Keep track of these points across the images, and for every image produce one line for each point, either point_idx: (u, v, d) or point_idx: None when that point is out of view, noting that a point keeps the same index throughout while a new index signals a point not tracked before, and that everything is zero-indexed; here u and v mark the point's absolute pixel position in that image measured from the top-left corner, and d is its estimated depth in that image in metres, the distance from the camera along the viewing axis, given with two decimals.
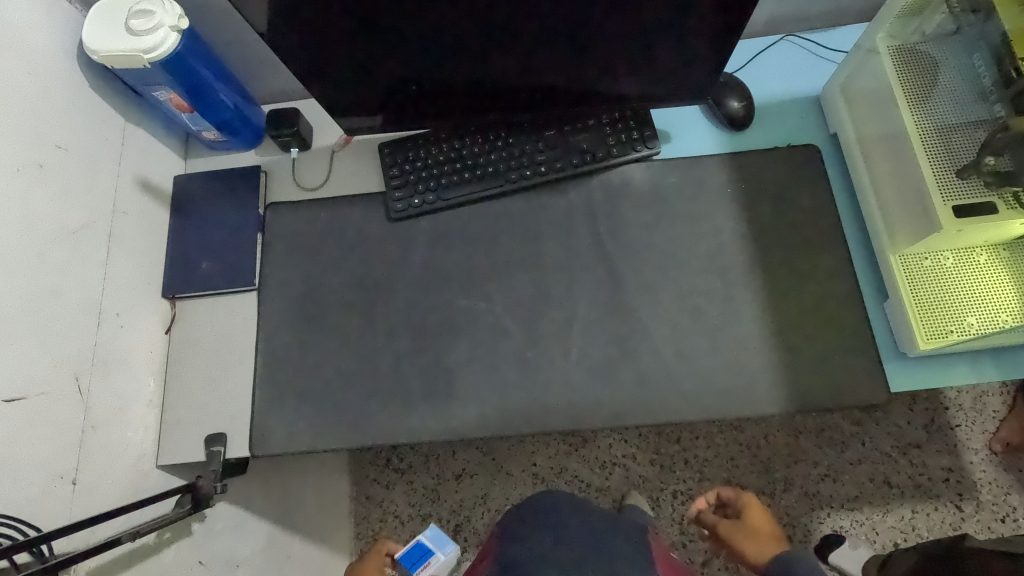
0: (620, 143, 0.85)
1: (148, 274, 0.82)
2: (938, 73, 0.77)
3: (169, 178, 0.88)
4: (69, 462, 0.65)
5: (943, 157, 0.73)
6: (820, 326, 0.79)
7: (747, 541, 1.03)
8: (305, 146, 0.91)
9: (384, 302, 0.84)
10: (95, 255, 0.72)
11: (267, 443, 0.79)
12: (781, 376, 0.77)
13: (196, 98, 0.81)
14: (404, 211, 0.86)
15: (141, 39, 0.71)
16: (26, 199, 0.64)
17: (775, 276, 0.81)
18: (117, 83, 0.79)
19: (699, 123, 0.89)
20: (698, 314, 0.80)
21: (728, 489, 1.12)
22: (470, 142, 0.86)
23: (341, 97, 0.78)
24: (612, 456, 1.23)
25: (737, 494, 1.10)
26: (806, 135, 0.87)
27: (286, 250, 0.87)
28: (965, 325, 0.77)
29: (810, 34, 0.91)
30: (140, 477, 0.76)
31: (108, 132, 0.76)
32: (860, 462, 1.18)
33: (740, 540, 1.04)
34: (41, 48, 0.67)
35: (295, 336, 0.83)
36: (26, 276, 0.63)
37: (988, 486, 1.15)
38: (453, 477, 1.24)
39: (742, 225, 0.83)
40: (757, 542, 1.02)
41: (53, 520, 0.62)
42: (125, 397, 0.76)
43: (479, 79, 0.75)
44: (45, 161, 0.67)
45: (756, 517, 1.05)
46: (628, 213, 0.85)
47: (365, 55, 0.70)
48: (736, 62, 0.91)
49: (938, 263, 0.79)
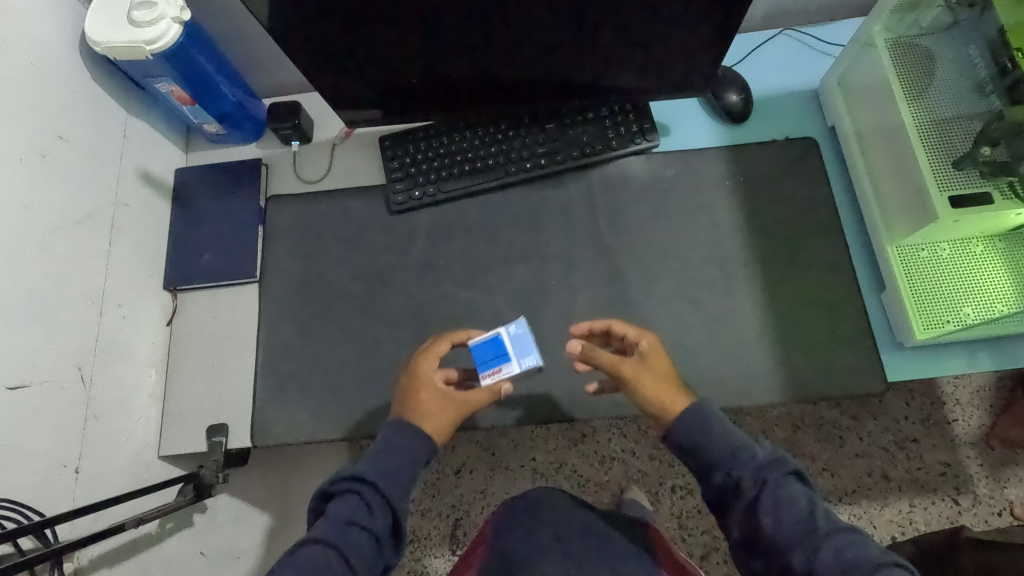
0: (620, 136, 0.86)
1: (150, 265, 0.82)
2: (936, 66, 0.78)
3: (170, 171, 0.89)
4: (72, 451, 0.66)
5: (940, 148, 0.74)
6: (817, 318, 0.79)
7: (650, 383, 0.66)
8: (305, 139, 0.91)
9: (384, 295, 0.85)
10: (97, 246, 0.73)
11: (268, 434, 0.80)
12: (779, 367, 0.78)
13: (197, 90, 0.81)
14: (404, 203, 0.87)
15: (143, 30, 0.71)
16: (28, 189, 0.64)
17: (774, 268, 0.82)
18: (119, 75, 0.79)
19: (697, 116, 0.90)
20: (697, 305, 0.81)
21: (622, 320, 0.72)
22: (470, 134, 0.87)
23: (342, 89, 0.78)
24: (611, 450, 1.24)
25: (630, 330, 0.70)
26: (804, 128, 0.88)
27: (287, 243, 0.87)
28: (961, 316, 0.77)
29: (808, 28, 0.92)
30: (142, 467, 0.76)
31: (110, 124, 0.77)
32: (858, 457, 1.19)
33: (645, 386, 0.66)
34: (44, 39, 0.68)
35: (296, 328, 0.84)
36: (28, 266, 0.63)
37: (984, 480, 1.16)
38: (453, 473, 1.24)
39: (741, 217, 0.84)
40: (660, 382, 0.66)
41: (56, 508, 0.63)
42: (127, 388, 0.76)
43: (479, 71, 0.75)
44: (48, 152, 0.67)
45: (658, 358, 0.67)
46: (627, 206, 0.86)
47: (366, 48, 0.70)
48: (735, 56, 0.91)
49: (935, 254, 0.80)
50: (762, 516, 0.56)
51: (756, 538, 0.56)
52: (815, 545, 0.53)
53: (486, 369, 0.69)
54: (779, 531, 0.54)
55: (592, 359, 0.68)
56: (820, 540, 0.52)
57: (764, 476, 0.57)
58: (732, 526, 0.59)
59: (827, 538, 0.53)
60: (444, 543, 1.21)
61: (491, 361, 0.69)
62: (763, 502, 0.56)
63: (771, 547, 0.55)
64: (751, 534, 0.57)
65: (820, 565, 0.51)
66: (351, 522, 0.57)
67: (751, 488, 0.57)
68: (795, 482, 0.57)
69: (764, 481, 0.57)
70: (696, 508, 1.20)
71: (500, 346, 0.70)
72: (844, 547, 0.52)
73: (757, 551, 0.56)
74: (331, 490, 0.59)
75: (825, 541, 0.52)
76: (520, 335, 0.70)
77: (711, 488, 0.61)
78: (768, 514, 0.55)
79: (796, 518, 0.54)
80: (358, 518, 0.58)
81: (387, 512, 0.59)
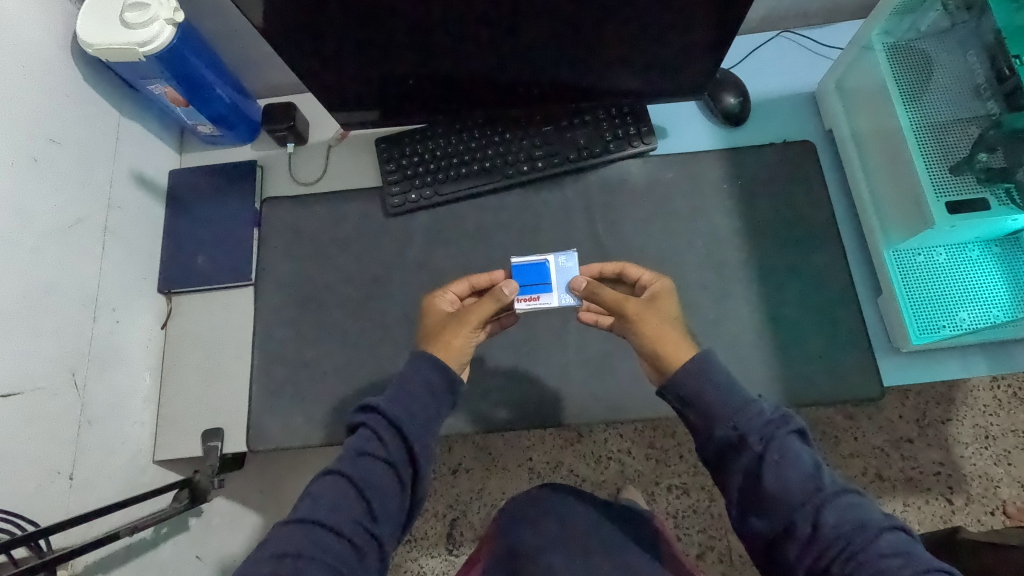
0: (617, 138, 0.85)
1: (143, 269, 0.82)
2: (933, 69, 0.77)
3: (164, 173, 0.88)
4: (66, 457, 0.65)
5: (937, 153, 0.74)
6: (814, 322, 0.79)
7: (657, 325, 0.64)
8: (301, 141, 0.91)
9: (380, 298, 0.84)
10: (90, 250, 0.72)
11: (263, 438, 0.79)
12: (775, 371, 0.78)
13: (191, 92, 0.80)
14: (401, 206, 0.86)
15: (137, 32, 0.70)
16: (20, 192, 0.63)
17: (770, 272, 0.82)
18: (112, 76, 0.78)
19: (695, 119, 0.89)
20: (694, 309, 0.80)
21: (639, 267, 0.72)
22: (467, 137, 0.86)
23: (337, 92, 0.77)
24: (608, 451, 1.24)
25: (650, 274, 0.71)
26: (802, 131, 0.88)
27: (282, 246, 0.87)
28: (956, 321, 0.78)
29: (805, 31, 0.92)
30: (136, 472, 0.76)
31: (103, 126, 0.76)
32: (853, 456, 1.19)
33: (648, 325, 0.64)
34: (35, 41, 0.67)
35: (292, 331, 0.83)
36: (20, 270, 0.63)
37: (978, 479, 1.16)
38: (449, 473, 1.24)
39: (738, 221, 0.84)
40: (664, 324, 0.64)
41: (49, 515, 0.62)
42: (122, 392, 0.75)
43: (476, 73, 0.75)
44: (39, 155, 0.66)
45: (666, 303, 0.66)
46: (624, 209, 0.85)
47: (362, 50, 0.70)
48: (733, 58, 0.91)
49: (931, 259, 0.80)
50: (767, 473, 0.53)
51: (756, 496, 0.54)
52: (818, 506, 0.51)
53: (524, 292, 0.71)
54: (783, 492, 0.53)
55: (596, 297, 0.67)
56: (825, 500, 0.51)
57: (771, 433, 0.55)
58: (728, 480, 0.56)
59: (831, 500, 0.51)
60: (441, 543, 1.21)
61: (530, 286, 0.71)
62: (769, 460, 0.54)
63: (772, 507, 0.53)
64: (748, 495, 0.55)
65: (825, 526, 0.50)
66: (360, 453, 0.58)
67: (757, 443, 0.55)
68: (800, 441, 0.55)
69: (772, 438, 0.55)
70: (692, 508, 1.20)
71: (543, 274, 0.72)
72: (848, 510, 0.51)
73: (754, 509, 0.54)
74: (352, 420, 0.60)
75: (829, 501, 0.51)
76: (566, 271, 0.72)
77: (709, 442, 0.58)
78: (773, 471, 0.53)
79: (800, 479, 0.53)
80: (370, 449, 0.59)
81: (401, 445, 0.60)
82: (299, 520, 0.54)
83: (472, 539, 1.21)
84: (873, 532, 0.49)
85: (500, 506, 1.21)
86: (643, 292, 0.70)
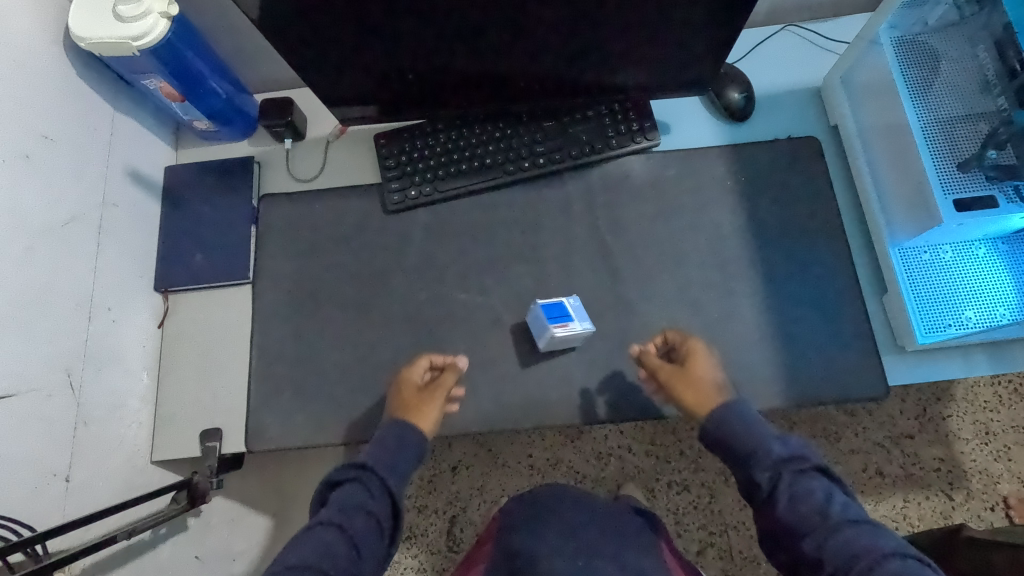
0: (620, 134, 0.84)
1: (140, 267, 0.81)
2: (941, 65, 0.76)
3: (160, 169, 0.87)
4: (62, 459, 0.64)
5: (944, 150, 0.73)
6: (819, 320, 0.78)
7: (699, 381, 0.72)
8: (299, 137, 0.89)
9: (380, 297, 0.83)
10: (86, 248, 0.71)
11: (263, 438, 0.78)
12: (779, 370, 0.77)
13: (187, 87, 0.79)
14: (401, 203, 0.85)
15: (130, 25, 0.69)
16: (13, 190, 0.62)
17: (774, 269, 0.81)
18: (106, 71, 0.76)
19: (698, 114, 0.88)
20: (698, 307, 0.80)
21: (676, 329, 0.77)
22: (467, 132, 0.85)
23: (335, 86, 0.76)
24: (608, 447, 1.23)
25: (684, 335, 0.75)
26: (807, 127, 0.87)
27: (280, 243, 0.86)
28: (963, 320, 0.77)
29: (811, 24, 0.90)
30: (134, 473, 0.75)
31: (97, 122, 0.75)
32: (853, 452, 1.19)
33: (686, 393, 0.72)
34: (26, 34, 0.65)
35: (290, 329, 0.82)
36: (14, 270, 0.62)
37: (978, 475, 1.16)
38: (449, 469, 1.24)
39: (742, 217, 0.83)
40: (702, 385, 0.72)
41: (45, 518, 0.61)
42: (119, 392, 0.75)
43: (477, 67, 0.73)
44: (32, 152, 0.65)
45: (699, 364, 0.73)
46: (627, 205, 0.84)
47: (361, 44, 0.68)
48: (737, 52, 0.89)
49: (937, 257, 0.80)
50: (778, 504, 0.61)
51: (775, 526, 0.61)
52: (825, 534, 0.58)
53: (555, 322, 0.74)
54: (794, 518, 0.60)
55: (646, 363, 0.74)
56: (831, 530, 0.58)
57: (782, 467, 0.63)
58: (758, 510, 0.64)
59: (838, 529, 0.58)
60: (441, 540, 1.21)
61: (557, 317, 0.75)
62: (782, 488, 0.62)
63: None
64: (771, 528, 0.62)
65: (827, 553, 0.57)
66: (351, 508, 0.63)
67: (766, 483, 0.63)
68: (816, 475, 0.62)
69: (781, 472, 0.63)
70: (693, 504, 1.20)
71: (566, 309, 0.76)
72: (852, 540, 0.57)
73: None
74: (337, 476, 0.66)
75: (834, 531, 0.57)
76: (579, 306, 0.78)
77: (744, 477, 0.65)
78: (784, 502, 0.61)
79: (810, 508, 0.60)
80: (360, 502, 0.64)
81: (382, 491, 0.66)
82: (294, 566, 0.57)
83: (473, 536, 1.21)
84: (880, 556, 0.55)
85: (500, 503, 1.21)
86: (676, 351, 0.75)
